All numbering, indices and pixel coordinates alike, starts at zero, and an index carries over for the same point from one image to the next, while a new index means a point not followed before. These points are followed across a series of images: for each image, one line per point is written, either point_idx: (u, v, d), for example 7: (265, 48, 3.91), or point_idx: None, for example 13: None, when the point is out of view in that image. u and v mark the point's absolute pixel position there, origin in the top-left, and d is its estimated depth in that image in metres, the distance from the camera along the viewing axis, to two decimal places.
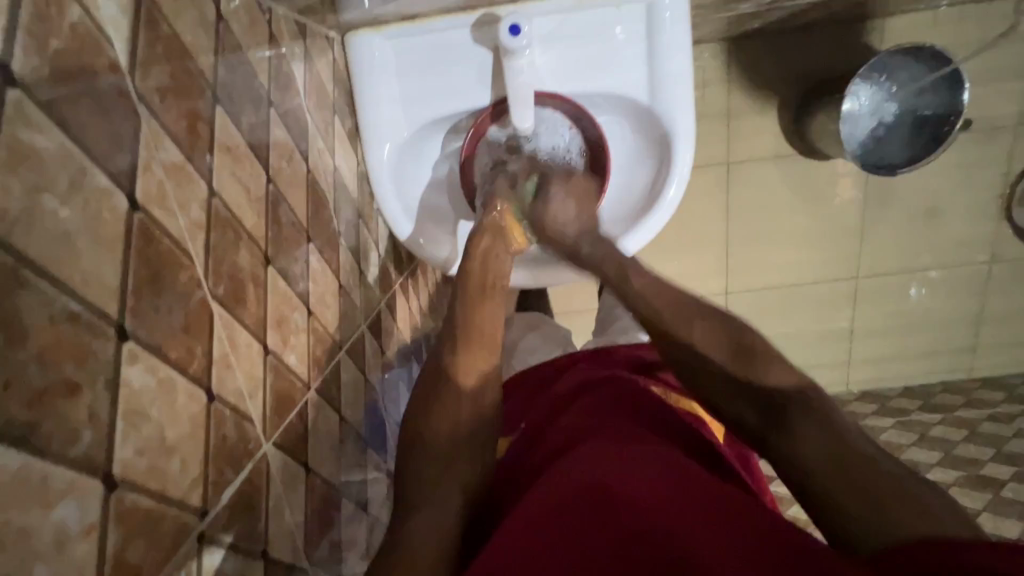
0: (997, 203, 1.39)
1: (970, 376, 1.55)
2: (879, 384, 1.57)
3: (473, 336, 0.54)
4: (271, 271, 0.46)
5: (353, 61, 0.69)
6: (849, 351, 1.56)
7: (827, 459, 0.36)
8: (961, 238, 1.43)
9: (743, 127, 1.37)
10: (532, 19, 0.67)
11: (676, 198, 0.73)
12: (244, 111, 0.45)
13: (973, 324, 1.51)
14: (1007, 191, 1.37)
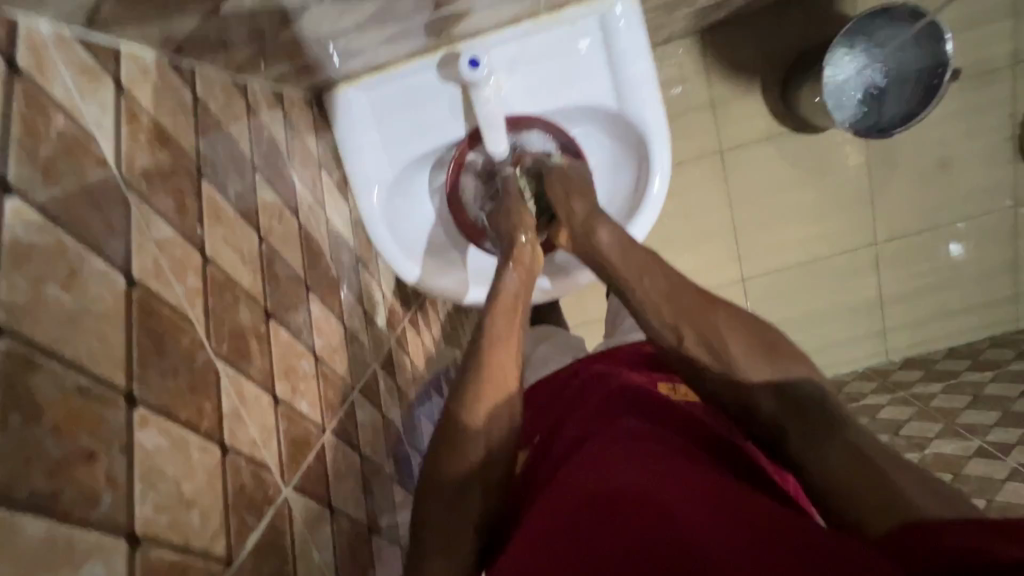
0: (1010, 146, 1.35)
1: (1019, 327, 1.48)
2: (919, 348, 1.52)
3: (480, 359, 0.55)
4: (273, 324, 0.49)
5: (333, 118, 0.73)
6: (882, 319, 1.51)
7: (857, 467, 0.40)
8: (978, 187, 1.39)
9: (730, 113, 1.38)
10: (491, 49, 0.70)
11: (663, 191, 0.74)
12: (230, 180, 0.49)
13: (1009, 272, 1.45)
14: (1017, 132, 1.34)
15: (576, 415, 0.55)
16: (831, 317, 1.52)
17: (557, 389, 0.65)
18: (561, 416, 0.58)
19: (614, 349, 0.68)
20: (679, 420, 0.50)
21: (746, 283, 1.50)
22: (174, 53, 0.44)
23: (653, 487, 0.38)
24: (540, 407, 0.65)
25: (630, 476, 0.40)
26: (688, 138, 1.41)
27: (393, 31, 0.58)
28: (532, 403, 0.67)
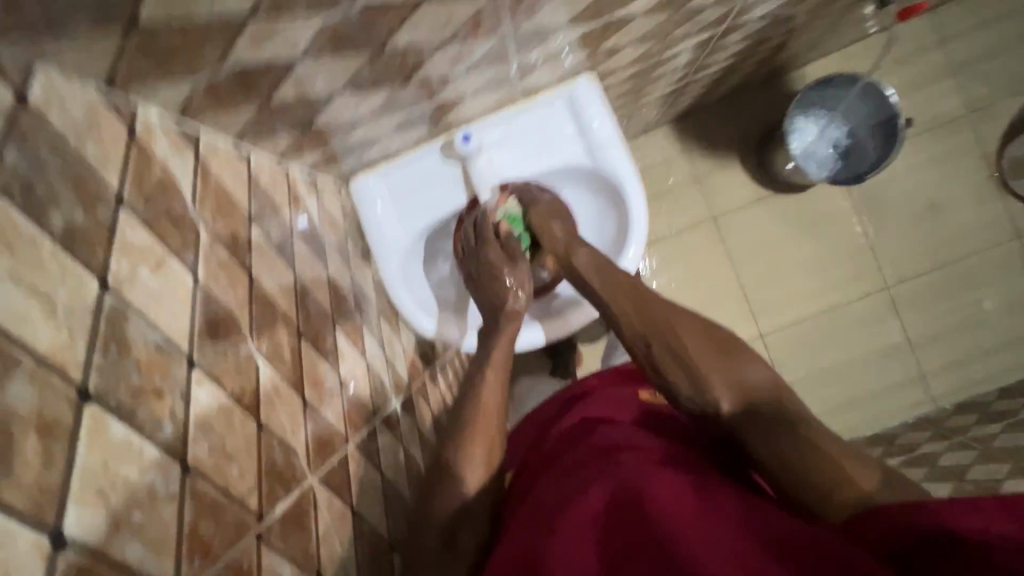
0: (992, 184, 1.54)
1: None
2: (969, 392, 1.53)
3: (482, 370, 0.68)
4: (304, 343, 0.57)
5: (357, 202, 0.88)
6: (917, 363, 1.56)
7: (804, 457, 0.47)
8: (971, 226, 1.56)
9: (716, 184, 1.58)
10: (482, 131, 0.85)
11: (637, 255, 0.84)
12: (272, 231, 0.61)
13: None
14: (995, 171, 1.54)
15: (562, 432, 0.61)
16: (858, 363, 1.57)
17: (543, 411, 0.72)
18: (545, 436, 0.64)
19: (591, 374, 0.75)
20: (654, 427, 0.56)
21: (767, 338, 1.58)
22: (236, 138, 0.59)
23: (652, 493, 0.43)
24: (535, 428, 0.70)
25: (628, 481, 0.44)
26: (682, 210, 1.60)
27: (399, 120, 0.74)
28: (525, 426, 0.73)
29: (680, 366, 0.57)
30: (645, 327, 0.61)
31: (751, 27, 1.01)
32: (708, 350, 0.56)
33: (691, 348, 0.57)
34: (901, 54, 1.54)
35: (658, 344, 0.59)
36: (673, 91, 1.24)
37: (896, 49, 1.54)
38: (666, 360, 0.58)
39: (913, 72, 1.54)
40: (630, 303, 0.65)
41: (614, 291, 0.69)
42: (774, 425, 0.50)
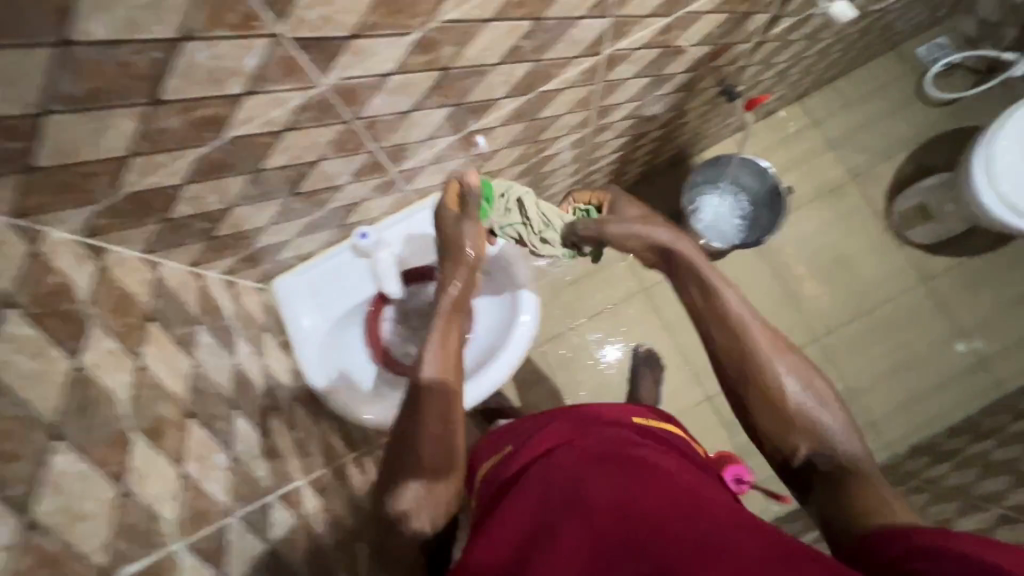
0: (890, 237, 1.69)
1: (1003, 389, 1.57)
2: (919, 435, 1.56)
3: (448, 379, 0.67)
4: (193, 421, 0.63)
5: (279, 298, 0.98)
6: (865, 410, 1.59)
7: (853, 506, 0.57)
8: (881, 274, 1.68)
9: (641, 258, 1.71)
10: (385, 229, 0.97)
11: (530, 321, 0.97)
12: (174, 325, 0.70)
13: (959, 340, 1.62)
14: (890, 224, 1.69)
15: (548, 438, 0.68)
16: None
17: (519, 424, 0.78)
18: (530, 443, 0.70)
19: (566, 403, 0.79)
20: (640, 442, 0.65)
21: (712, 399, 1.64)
22: (144, 251, 0.69)
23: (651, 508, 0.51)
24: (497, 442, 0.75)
25: (631, 497, 0.52)
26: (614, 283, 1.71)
27: (302, 226, 0.86)
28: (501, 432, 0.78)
29: (770, 410, 0.65)
30: (734, 360, 0.66)
31: (622, 126, 1.18)
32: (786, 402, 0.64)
33: (777, 387, 0.64)
34: (785, 134, 1.77)
35: (747, 377, 0.66)
36: (578, 181, 1.40)
37: (780, 130, 1.77)
38: (758, 398, 0.65)
39: (798, 148, 1.76)
40: (729, 326, 0.67)
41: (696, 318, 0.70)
42: (828, 478, 0.61)
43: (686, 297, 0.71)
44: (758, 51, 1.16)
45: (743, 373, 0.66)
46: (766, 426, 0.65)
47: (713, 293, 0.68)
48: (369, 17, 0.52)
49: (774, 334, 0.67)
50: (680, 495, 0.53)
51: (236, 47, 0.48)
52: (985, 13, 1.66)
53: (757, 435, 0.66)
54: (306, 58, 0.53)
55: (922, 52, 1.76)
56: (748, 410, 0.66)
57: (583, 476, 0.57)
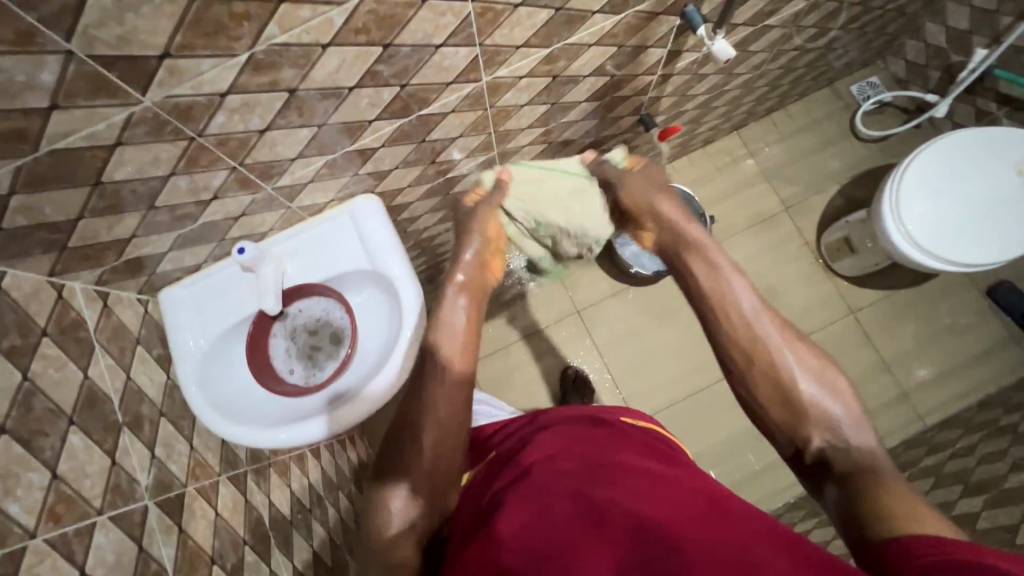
0: (819, 268, 1.71)
1: (926, 423, 1.57)
2: None
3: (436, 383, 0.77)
4: (6, 438, 0.61)
5: (163, 311, 0.96)
6: None
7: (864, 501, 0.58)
8: (811, 303, 1.68)
9: (576, 280, 1.70)
10: (273, 245, 0.97)
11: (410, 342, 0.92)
12: (6, 336, 0.68)
13: (885, 371, 1.62)
14: (820, 254, 1.71)
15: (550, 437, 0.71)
16: (735, 445, 1.59)
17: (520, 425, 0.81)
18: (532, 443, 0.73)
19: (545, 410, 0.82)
20: (653, 448, 0.67)
21: None
22: None
23: (668, 513, 0.52)
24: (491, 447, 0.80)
25: (647, 501, 0.54)
26: (548, 304, 1.69)
27: (177, 239, 0.86)
28: (502, 429, 0.83)
29: (779, 397, 0.69)
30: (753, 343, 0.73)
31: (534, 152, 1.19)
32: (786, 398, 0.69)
33: (785, 374, 0.70)
34: (723, 162, 1.78)
35: (750, 365, 0.72)
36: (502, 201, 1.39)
37: (717, 159, 1.79)
38: (763, 391, 0.71)
39: (735, 177, 1.78)
40: (729, 318, 0.76)
41: (717, 304, 0.78)
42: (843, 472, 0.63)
43: (692, 271, 0.82)
44: (668, 83, 1.18)
45: (751, 365, 0.72)
46: (778, 417, 0.69)
47: (723, 289, 0.78)
48: (178, 39, 0.53)
49: (776, 327, 0.74)
50: (695, 502, 0.55)
51: (22, 62, 0.48)
52: (912, 56, 1.71)
53: (766, 426, 0.71)
54: (115, 75, 0.53)
55: (855, 90, 1.80)
56: (757, 400, 0.72)
57: (599, 477, 0.59)
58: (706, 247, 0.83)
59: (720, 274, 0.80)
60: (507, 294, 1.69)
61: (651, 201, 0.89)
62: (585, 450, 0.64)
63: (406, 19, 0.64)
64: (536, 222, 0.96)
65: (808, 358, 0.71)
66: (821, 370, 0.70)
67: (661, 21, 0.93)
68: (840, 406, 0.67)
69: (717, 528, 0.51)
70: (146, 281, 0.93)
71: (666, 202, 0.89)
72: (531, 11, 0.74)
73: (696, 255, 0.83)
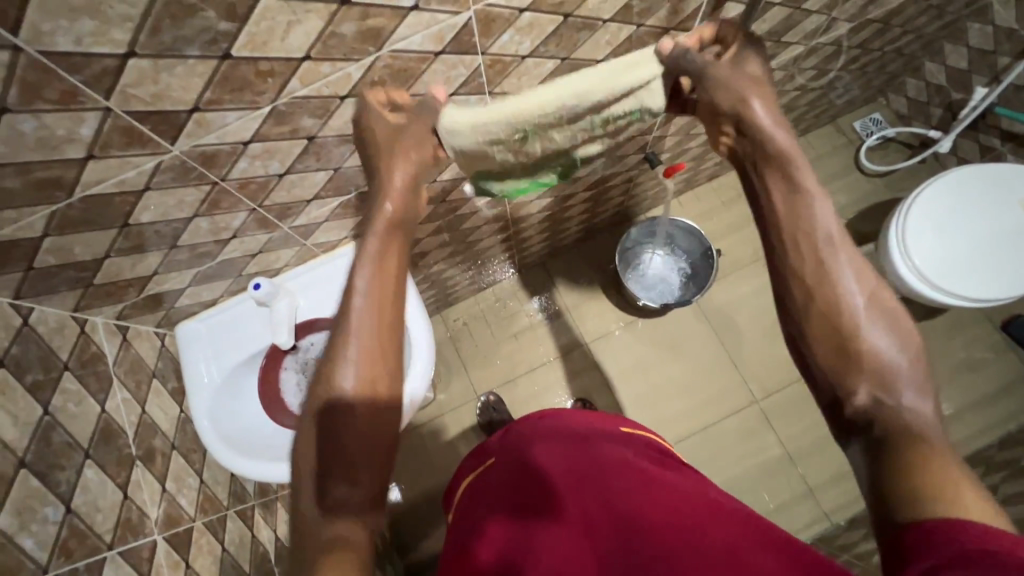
0: None
1: None
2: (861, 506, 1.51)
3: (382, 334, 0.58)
4: (24, 472, 0.63)
5: (179, 344, 0.99)
6: (803, 478, 1.55)
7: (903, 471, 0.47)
8: None
9: (584, 312, 1.70)
10: (288, 280, 1.00)
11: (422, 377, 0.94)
12: (30, 371, 0.70)
13: None
14: None
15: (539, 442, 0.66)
16: (749, 482, 1.55)
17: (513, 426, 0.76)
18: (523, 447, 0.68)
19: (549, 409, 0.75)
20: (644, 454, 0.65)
21: None
22: (14, 297, 0.71)
23: (653, 513, 0.52)
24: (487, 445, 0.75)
25: (634, 502, 0.54)
26: (557, 336, 1.69)
27: (196, 275, 0.89)
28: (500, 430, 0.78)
29: (832, 338, 0.54)
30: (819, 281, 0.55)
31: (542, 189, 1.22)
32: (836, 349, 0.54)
33: (848, 313, 0.54)
34: (729, 197, 1.81)
35: (812, 306, 0.55)
36: (511, 236, 1.42)
37: (723, 193, 1.81)
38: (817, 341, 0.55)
39: (741, 210, 1.79)
40: (799, 245, 0.56)
41: (790, 215, 0.57)
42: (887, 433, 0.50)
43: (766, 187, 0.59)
44: (672, 123, 1.22)
45: (812, 300, 0.55)
46: (825, 361, 0.54)
47: (803, 208, 0.56)
48: (208, 95, 0.57)
49: (852, 255, 0.56)
50: (685, 500, 0.54)
51: (63, 119, 0.52)
52: (913, 93, 1.74)
53: (812, 375, 0.56)
54: (147, 128, 0.57)
55: (858, 126, 1.83)
56: (806, 339, 0.56)
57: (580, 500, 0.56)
58: (799, 179, 0.57)
59: (803, 193, 0.57)
60: (515, 326, 1.69)
61: (738, 99, 0.58)
62: (574, 449, 0.64)
63: (419, 72, 0.68)
64: (560, 173, 0.74)
65: (884, 297, 0.55)
66: (896, 316, 0.54)
67: None
68: (903, 355, 0.53)
69: (711, 525, 0.50)
70: (165, 315, 0.96)
71: (759, 103, 0.58)
72: (539, 62, 0.78)
73: (774, 167, 0.58)
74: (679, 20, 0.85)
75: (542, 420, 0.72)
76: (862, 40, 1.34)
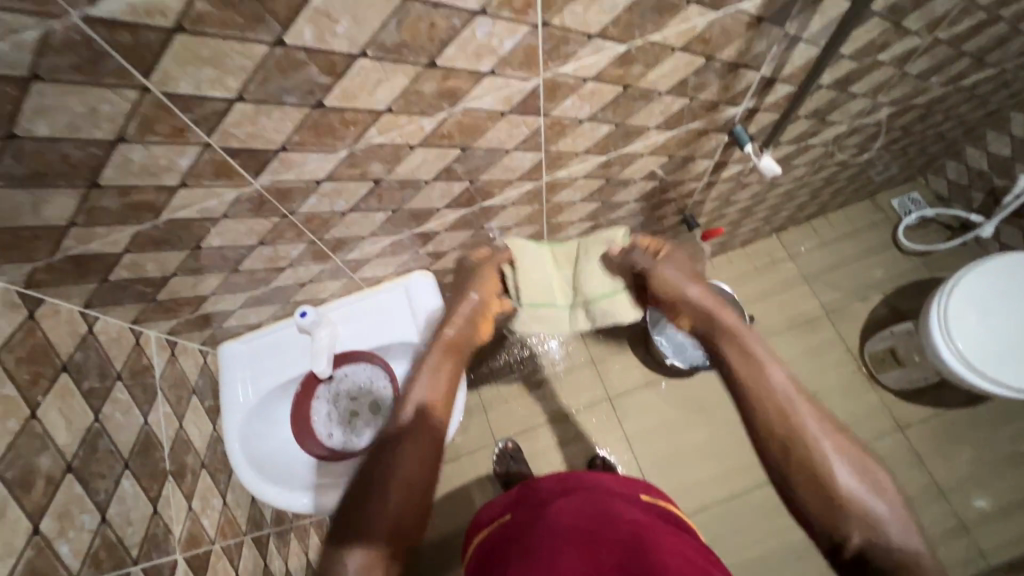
0: (863, 378, 1.64)
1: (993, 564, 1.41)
2: None
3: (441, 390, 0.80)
4: (69, 476, 0.65)
5: (220, 364, 1.02)
6: None
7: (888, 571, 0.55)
8: (857, 414, 1.60)
9: (608, 367, 1.69)
10: (331, 311, 1.03)
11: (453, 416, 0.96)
12: (88, 378, 0.73)
13: (942, 499, 1.50)
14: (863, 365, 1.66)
15: (548, 522, 0.64)
16: (774, 563, 1.47)
17: (522, 496, 0.74)
18: (532, 523, 0.66)
19: (560, 477, 0.74)
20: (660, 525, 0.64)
21: None
22: (84, 305, 0.75)
23: None
24: (503, 513, 0.73)
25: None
26: (581, 390, 1.67)
27: (248, 298, 0.93)
28: (510, 498, 0.75)
29: (772, 433, 0.67)
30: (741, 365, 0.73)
31: None
32: (775, 432, 0.67)
33: (822, 460, 0.63)
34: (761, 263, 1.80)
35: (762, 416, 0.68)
36: None
37: (755, 259, 1.82)
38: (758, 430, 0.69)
39: (774, 277, 1.79)
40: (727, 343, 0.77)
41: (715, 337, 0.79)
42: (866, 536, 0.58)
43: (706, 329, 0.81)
44: (711, 189, 1.25)
45: (790, 451, 0.65)
46: (810, 503, 0.62)
47: (743, 352, 0.74)
48: (296, 137, 0.62)
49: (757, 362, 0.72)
50: None
51: (168, 150, 0.57)
52: (953, 176, 1.75)
53: (801, 510, 0.64)
54: (237, 163, 0.62)
55: (895, 204, 1.83)
56: (794, 484, 0.64)
57: None
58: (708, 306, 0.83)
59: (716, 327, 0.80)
60: (540, 375, 1.68)
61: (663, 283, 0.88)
62: (596, 515, 0.64)
63: (485, 128, 0.73)
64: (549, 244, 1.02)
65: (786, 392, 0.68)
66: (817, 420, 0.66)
67: (711, 137, 1.00)
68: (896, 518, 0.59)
69: None
70: (212, 335, 0.99)
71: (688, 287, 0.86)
72: (595, 126, 0.83)
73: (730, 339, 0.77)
74: (730, 96, 0.89)
75: (559, 488, 0.71)
76: (903, 124, 1.37)
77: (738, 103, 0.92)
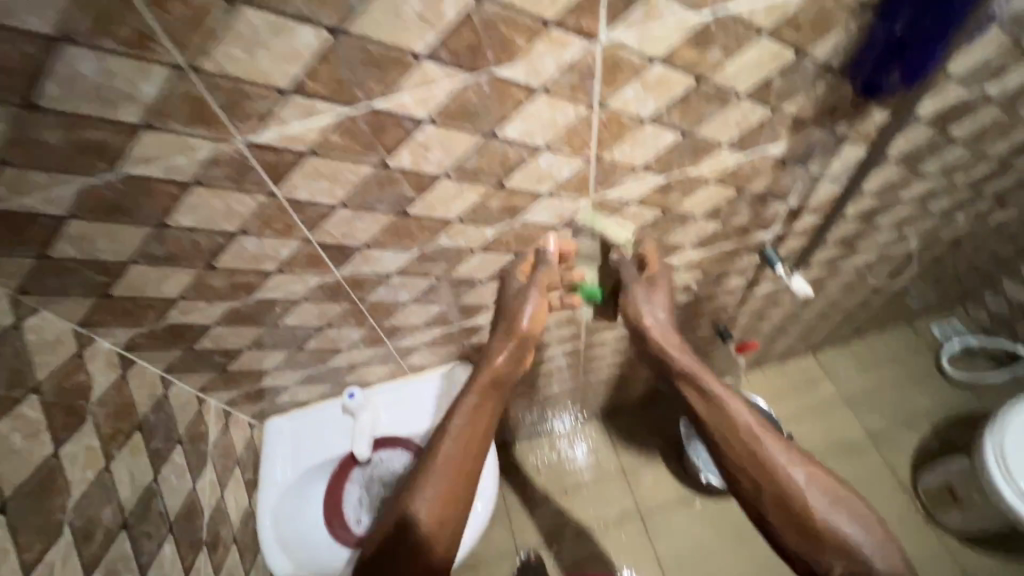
0: (918, 515, 1.52)
1: None
2: None
3: (462, 441, 0.82)
4: (122, 533, 0.69)
5: (264, 438, 1.05)
6: None
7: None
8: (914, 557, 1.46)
9: (640, 479, 1.63)
10: (375, 394, 1.08)
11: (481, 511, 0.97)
12: (155, 438, 0.79)
13: None
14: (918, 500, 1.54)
15: None
16: None
17: None
18: None
19: None
20: None
21: None
22: (165, 370, 0.84)
23: None
24: None
25: None
26: (609, 501, 1.60)
27: (304, 376, 0.99)
28: None
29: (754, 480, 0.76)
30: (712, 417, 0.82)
31: (616, 345, 1.30)
32: (759, 476, 0.76)
33: (800, 502, 0.72)
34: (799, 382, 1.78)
35: (743, 472, 0.77)
36: (579, 387, 1.46)
37: (793, 377, 1.79)
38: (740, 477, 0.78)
39: (813, 397, 1.74)
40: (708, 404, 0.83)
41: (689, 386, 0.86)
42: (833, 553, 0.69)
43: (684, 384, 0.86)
44: (745, 304, 1.30)
45: (769, 498, 0.75)
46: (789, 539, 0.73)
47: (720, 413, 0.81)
48: (379, 237, 0.72)
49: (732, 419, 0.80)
50: None
51: (274, 242, 0.68)
52: (994, 308, 1.75)
53: (778, 542, 0.74)
54: (327, 255, 0.72)
55: (936, 332, 1.82)
56: (769, 521, 0.75)
57: None
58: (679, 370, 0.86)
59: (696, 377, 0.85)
60: (568, 480, 1.64)
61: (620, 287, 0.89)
62: None
63: (539, 238, 0.82)
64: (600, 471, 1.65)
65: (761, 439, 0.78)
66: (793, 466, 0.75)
67: (744, 256, 1.08)
68: (868, 540, 0.69)
69: None
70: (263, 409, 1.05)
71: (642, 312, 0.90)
72: None
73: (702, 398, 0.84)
74: (760, 221, 0.98)
75: None
76: (933, 254, 1.42)
77: (768, 228, 1.01)
